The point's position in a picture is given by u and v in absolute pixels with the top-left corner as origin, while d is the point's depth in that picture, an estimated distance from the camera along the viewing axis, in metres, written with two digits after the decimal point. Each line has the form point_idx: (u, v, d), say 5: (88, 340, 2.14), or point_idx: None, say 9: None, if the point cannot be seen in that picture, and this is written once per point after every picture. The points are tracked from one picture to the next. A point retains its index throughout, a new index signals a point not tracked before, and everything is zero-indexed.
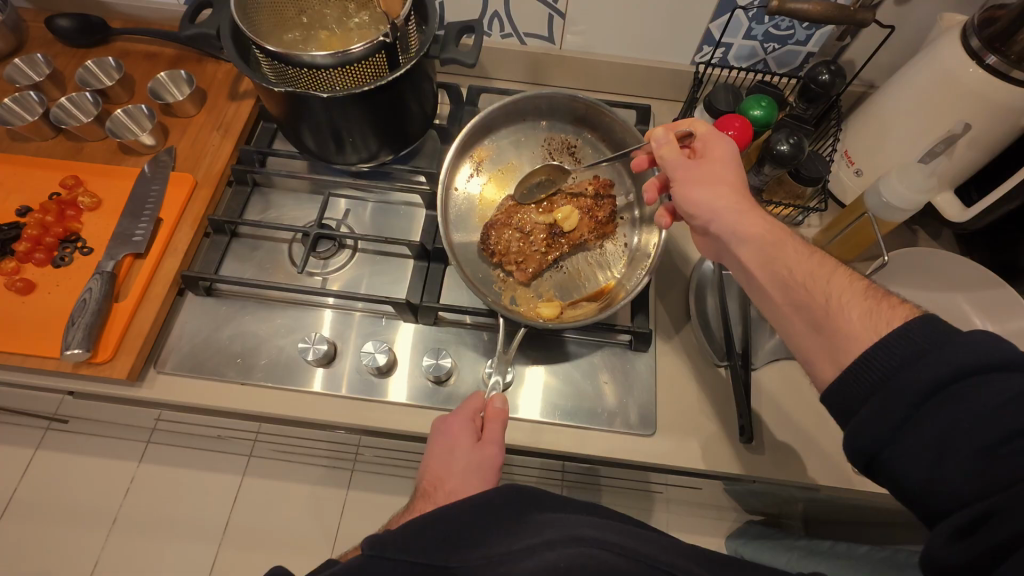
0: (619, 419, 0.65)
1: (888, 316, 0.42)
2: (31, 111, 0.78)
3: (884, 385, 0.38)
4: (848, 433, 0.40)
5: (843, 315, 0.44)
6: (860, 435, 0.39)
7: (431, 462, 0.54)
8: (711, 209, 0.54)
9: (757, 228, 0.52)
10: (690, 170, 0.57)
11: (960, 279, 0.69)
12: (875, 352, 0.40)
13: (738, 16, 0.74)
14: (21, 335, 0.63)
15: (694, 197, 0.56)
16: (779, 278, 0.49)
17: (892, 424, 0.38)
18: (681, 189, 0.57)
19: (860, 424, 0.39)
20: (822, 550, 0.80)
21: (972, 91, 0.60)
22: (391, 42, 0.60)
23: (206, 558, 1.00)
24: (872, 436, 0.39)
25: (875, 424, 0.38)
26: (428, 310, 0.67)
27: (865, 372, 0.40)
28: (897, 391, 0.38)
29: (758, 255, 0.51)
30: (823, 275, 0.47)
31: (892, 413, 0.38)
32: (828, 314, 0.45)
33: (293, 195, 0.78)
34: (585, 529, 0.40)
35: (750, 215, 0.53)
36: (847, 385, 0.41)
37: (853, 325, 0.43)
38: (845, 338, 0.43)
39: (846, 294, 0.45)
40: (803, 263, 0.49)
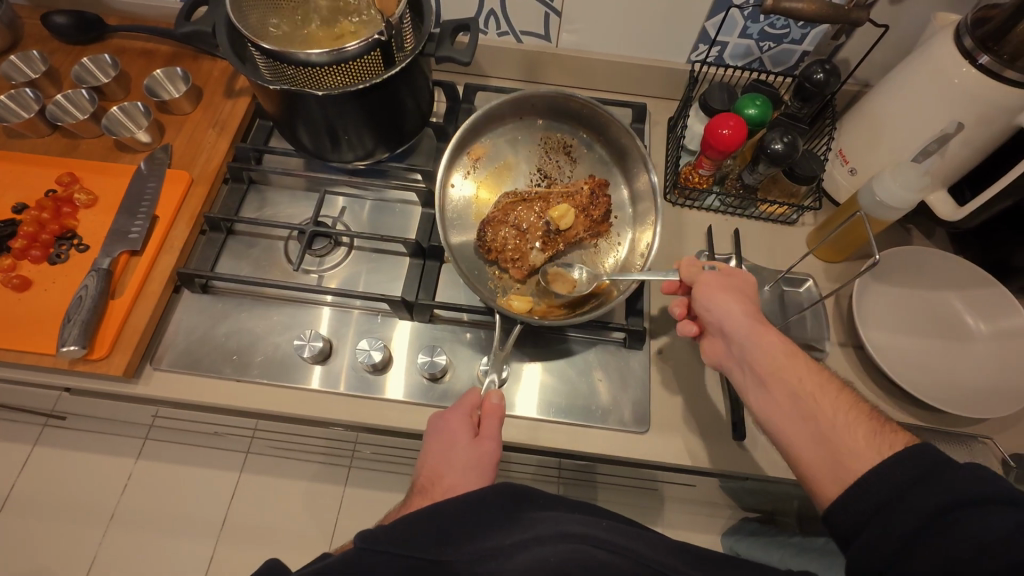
0: (613, 416, 0.66)
1: (889, 440, 0.45)
2: (27, 108, 0.78)
3: (880, 512, 0.40)
4: (852, 556, 0.41)
5: (849, 434, 0.46)
6: (859, 566, 0.41)
7: (430, 458, 0.54)
8: (733, 321, 0.55)
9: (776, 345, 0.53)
10: (716, 282, 0.57)
11: (953, 279, 0.70)
12: (873, 480, 0.42)
13: (733, 15, 0.74)
14: (17, 331, 0.64)
15: (716, 304, 0.56)
16: (789, 387, 0.50)
17: (888, 556, 0.39)
18: (703, 288, 0.57)
19: (859, 549, 0.41)
20: (815, 547, 0.80)
21: (965, 90, 0.61)
22: (385, 40, 0.60)
23: (204, 553, 1.01)
24: (873, 565, 0.40)
25: (876, 544, 0.40)
26: (423, 307, 0.68)
27: (864, 497, 0.42)
28: (896, 517, 0.39)
29: (769, 367, 0.52)
30: (829, 393, 0.49)
31: (888, 544, 0.39)
32: (834, 430, 0.47)
33: (289, 193, 0.78)
34: (574, 525, 0.41)
35: (768, 330, 0.54)
36: (844, 512, 0.42)
37: (857, 445, 0.45)
38: (851, 456, 0.45)
39: (849, 415, 0.47)
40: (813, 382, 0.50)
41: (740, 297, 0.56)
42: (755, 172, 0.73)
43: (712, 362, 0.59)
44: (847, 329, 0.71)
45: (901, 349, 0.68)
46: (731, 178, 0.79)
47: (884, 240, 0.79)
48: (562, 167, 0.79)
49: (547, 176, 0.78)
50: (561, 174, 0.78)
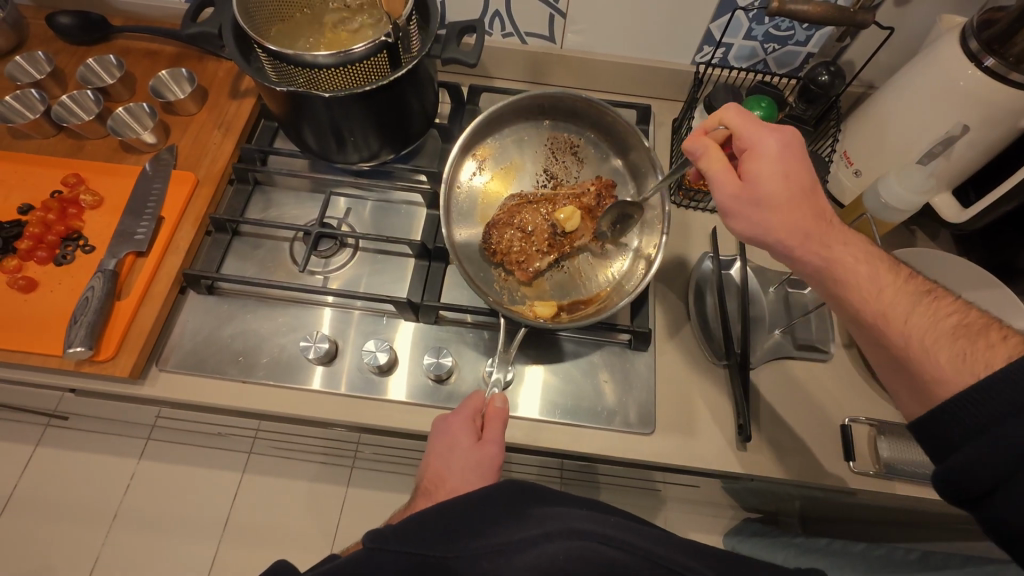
0: (618, 417, 0.66)
1: (984, 358, 0.43)
2: (32, 109, 0.78)
3: (988, 432, 0.39)
4: (947, 470, 0.42)
5: (931, 361, 0.45)
6: (961, 480, 0.41)
7: (432, 460, 0.54)
8: (774, 244, 0.54)
9: (826, 264, 0.52)
10: (735, 200, 0.55)
11: (956, 279, 0.70)
12: (977, 402, 0.40)
13: (738, 16, 0.74)
14: (23, 333, 0.64)
15: (746, 226, 0.55)
16: (857, 308, 0.51)
17: (993, 475, 0.39)
18: (735, 219, 0.56)
19: (959, 465, 0.41)
20: (818, 548, 0.80)
21: (972, 92, 0.61)
22: (392, 42, 0.60)
23: (207, 553, 1.01)
24: (973, 481, 0.40)
25: (977, 463, 0.40)
26: (429, 309, 0.68)
27: (960, 416, 0.41)
28: (1005, 439, 0.39)
29: (826, 285, 0.53)
30: (903, 310, 0.48)
31: (993, 461, 0.39)
32: (918, 357, 0.46)
33: (294, 194, 0.78)
34: (582, 521, 0.41)
35: (816, 246, 0.52)
36: (943, 425, 0.42)
37: (943, 369, 0.45)
38: (934, 381, 0.45)
39: (932, 334, 0.46)
40: (878, 295, 0.50)
41: (768, 208, 0.53)
42: None
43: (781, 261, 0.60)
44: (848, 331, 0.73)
45: None
46: None
47: (888, 242, 0.79)
48: (568, 168, 0.79)
49: (554, 177, 0.78)
50: (568, 175, 0.79)
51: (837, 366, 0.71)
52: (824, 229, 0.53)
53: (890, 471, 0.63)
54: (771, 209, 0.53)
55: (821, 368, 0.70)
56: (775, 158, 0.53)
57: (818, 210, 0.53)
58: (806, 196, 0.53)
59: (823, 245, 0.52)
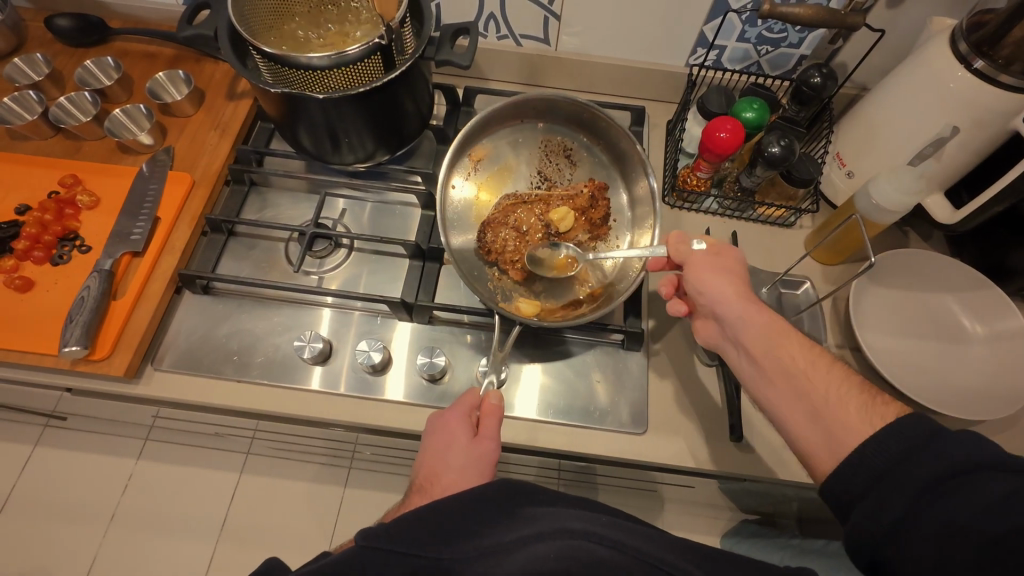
0: (611, 417, 0.66)
1: (881, 412, 0.46)
2: (30, 111, 0.79)
3: (883, 480, 0.41)
4: (851, 528, 0.42)
5: (841, 411, 0.47)
6: (863, 532, 0.41)
7: (428, 457, 0.54)
8: (725, 300, 0.57)
9: (762, 322, 0.55)
10: (704, 261, 0.59)
11: (948, 281, 0.71)
12: (869, 450, 0.43)
13: (730, 19, 0.75)
14: (19, 332, 0.64)
15: (709, 287, 0.58)
16: (782, 366, 0.52)
17: (889, 523, 0.40)
18: (699, 277, 0.58)
19: (860, 520, 0.42)
20: (814, 549, 0.80)
21: (961, 94, 0.61)
22: (386, 44, 0.60)
23: (205, 553, 1.01)
24: (874, 533, 0.41)
25: (874, 518, 0.41)
26: (422, 309, 0.68)
27: (863, 465, 0.43)
28: (894, 486, 0.40)
29: (755, 342, 0.55)
30: (819, 368, 0.51)
31: (888, 510, 0.40)
32: (831, 410, 0.48)
33: (290, 194, 0.79)
34: (574, 521, 0.41)
35: (758, 309, 0.56)
36: (848, 477, 0.43)
37: (852, 421, 0.46)
38: (844, 430, 0.46)
39: (842, 392, 0.49)
40: (802, 356, 0.52)
41: (730, 276, 0.58)
42: (753, 176, 0.73)
43: (705, 343, 0.62)
44: (845, 331, 0.71)
45: (897, 350, 0.68)
46: (729, 180, 0.79)
47: (881, 242, 0.80)
48: (562, 170, 0.79)
49: (547, 179, 0.79)
50: (561, 177, 0.79)
51: None
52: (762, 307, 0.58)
53: None
54: (730, 275, 0.58)
55: None
56: (740, 251, 0.61)
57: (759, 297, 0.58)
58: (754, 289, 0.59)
59: (762, 311, 0.56)
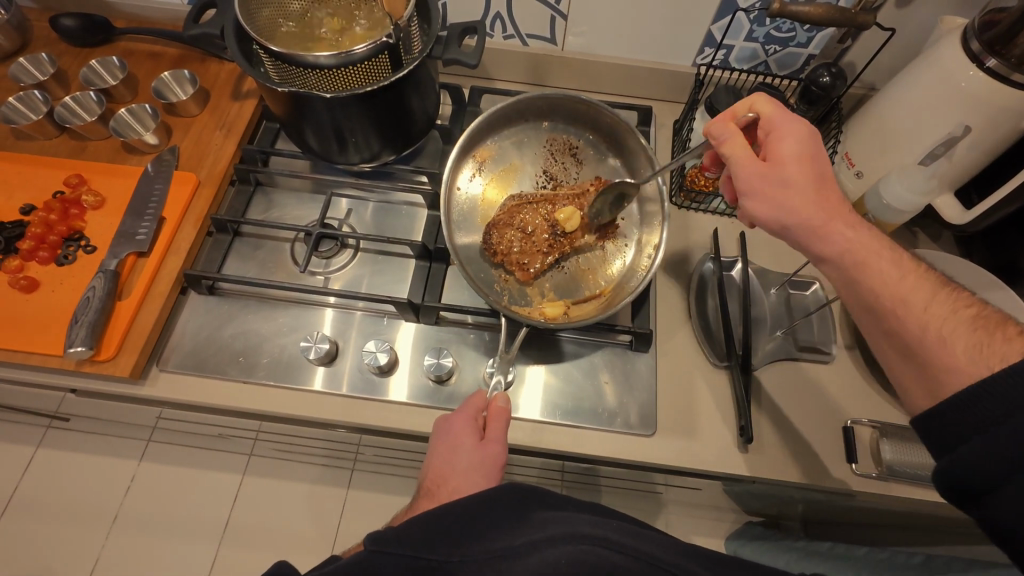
0: (619, 419, 0.66)
1: (998, 352, 0.43)
2: (35, 110, 0.78)
3: (987, 431, 0.40)
4: (948, 466, 0.42)
5: (947, 351, 0.45)
6: (959, 476, 0.41)
7: (435, 460, 0.54)
8: (790, 230, 0.53)
9: (845, 244, 0.51)
10: (756, 183, 0.54)
11: (961, 281, 0.69)
12: (979, 396, 0.41)
13: (739, 18, 0.74)
14: (25, 332, 0.64)
15: (770, 219, 0.54)
16: (870, 301, 0.50)
17: (1005, 466, 0.38)
18: (757, 207, 0.55)
19: (960, 461, 0.41)
20: (821, 552, 0.80)
21: (973, 93, 0.60)
22: (394, 43, 0.60)
23: (207, 556, 1.01)
24: (981, 471, 0.40)
25: (976, 463, 0.40)
26: (429, 309, 0.67)
27: (983, 402, 0.40)
28: (1004, 436, 0.39)
29: (846, 276, 0.52)
30: (917, 298, 0.48)
31: (993, 457, 0.39)
32: (931, 348, 0.46)
33: (295, 195, 0.78)
34: (585, 525, 0.41)
35: (832, 234, 0.52)
36: (946, 421, 0.42)
37: (958, 360, 0.44)
38: (943, 373, 0.45)
39: (948, 323, 0.46)
40: (899, 282, 0.49)
41: (793, 194, 0.53)
42: None
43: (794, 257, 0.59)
44: (853, 331, 0.72)
45: None
46: None
47: (890, 243, 0.79)
48: (567, 169, 0.79)
49: (553, 178, 0.78)
50: (567, 175, 0.78)
51: (839, 367, 0.70)
52: (842, 215, 0.52)
53: (893, 473, 0.62)
54: (793, 192, 0.53)
55: (823, 368, 0.70)
56: (802, 145, 0.54)
57: (837, 201, 0.53)
58: (828, 186, 0.53)
59: (835, 227, 0.52)
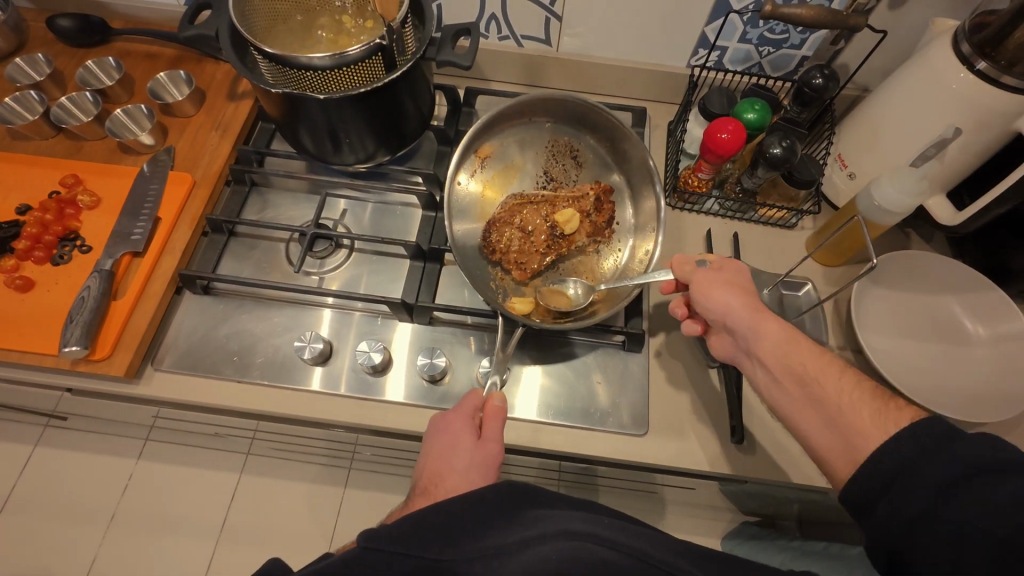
0: (612, 419, 0.66)
1: (896, 416, 0.44)
2: (31, 111, 0.79)
3: (893, 486, 0.40)
4: (868, 529, 0.41)
5: (857, 414, 0.45)
6: (879, 538, 0.40)
7: (431, 458, 0.54)
8: (730, 314, 0.55)
9: (771, 333, 0.53)
10: (705, 278, 0.58)
11: (950, 284, 0.71)
12: (887, 449, 0.41)
13: (732, 20, 0.75)
14: (19, 332, 0.64)
15: (714, 305, 0.56)
16: (796, 378, 0.50)
17: (904, 530, 0.39)
18: (702, 295, 0.57)
19: (877, 521, 0.40)
20: (815, 551, 0.80)
21: (964, 95, 0.61)
22: (387, 44, 0.60)
23: (204, 555, 1.01)
24: (891, 539, 0.40)
25: (892, 523, 0.39)
26: (423, 309, 0.68)
27: (878, 466, 0.41)
28: (911, 487, 0.39)
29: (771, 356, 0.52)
30: (834, 374, 0.49)
31: (902, 514, 0.39)
32: (842, 414, 0.46)
33: (290, 195, 0.79)
34: (576, 522, 0.41)
35: (766, 318, 0.54)
36: (860, 482, 0.42)
37: (865, 424, 0.44)
38: (859, 436, 0.44)
39: (856, 394, 0.46)
40: (818, 362, 0.50)
41: (737, 289, 0.56)
42: (755, 177, 0.73)
43: (725, 358, 0.59)
44: (846, 332, 0.71)
45: (901, 354, 0.68)
46: (731, 181, 0.79)
47: (883, 245, 0.79)
48: (567, 171, 0.79)
49: (552, 179, 0.79)
50: (567, 178, 0.79)
51: None
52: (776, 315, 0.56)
53: None
54: (734, 287, 0.56)
55: None
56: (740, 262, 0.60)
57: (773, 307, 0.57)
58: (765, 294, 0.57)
59: (768, 316, 0.54)
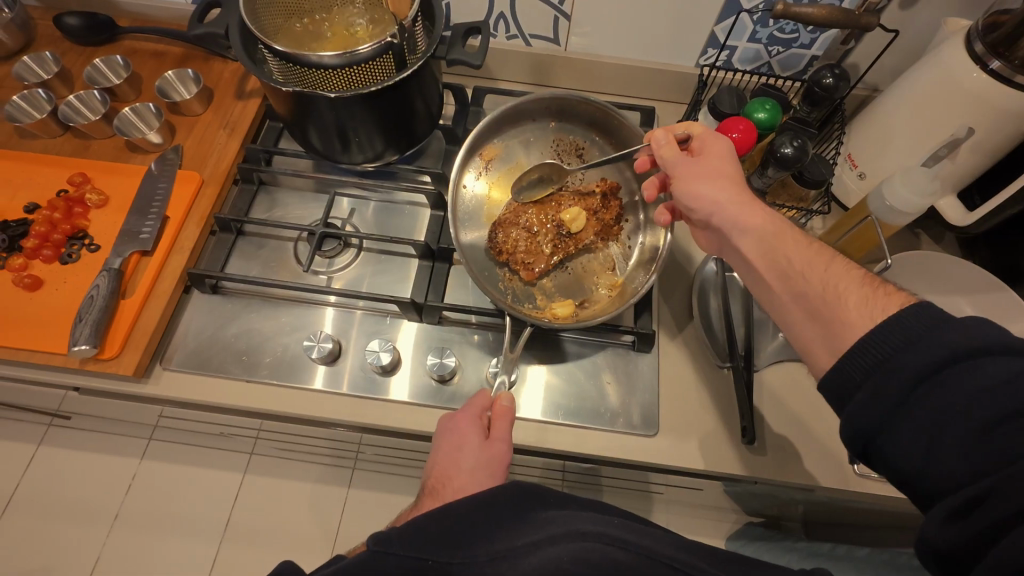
0: (622, 419, 0.66)
1: (884, 303, 0.43)
2: (38, 109, 0.78)
3: (875, 374, 0.39)
4: (845, 417, 0.40)
5: (841, 304, 0.44)
6: (856, 427, 0.39)
7: (439, 458, 0.54)
8: (712, 202, 0.55)
9: (758, 222, 0.52)
10: (688, 166, 0.58)
11: (962, 282, 0.69)
12: (872, 340, 0.40)
13: (742, 19, 0.74)
14: (28, 330, 0.64)
15: (697, 193, 0.56)
16: (780, 268, 0.50)
17: (882, 413, 0.38)
18: (684, 184, 0.58)
19: (857, 408, 0.39)
20: (822, 552, 0.80)
21: (977, 95, 0.60)
22: (399, 42, 0.60)
23: (208, 554, 1.01)
24: (868, 421, 0.39)
25: (870, 406, 0.39)
26: (432, 309, 0.67)
27: (863, 356, 0.40)
28: (895, 373, 0.38)
29: (757, 243, 0.52)
30: (821, 262, 0.48)
31: (883, 398, 0.38)
32: (827, 302, 0.45)
33: (298, 194, 0.78)
34: (588, 523, 0.41)
35: (751, 207, 0.53)
36: (844, 370, 0.41)
37: (849, 315, 0.43)
38: (842, 325, 0.43)
39: (843, 282, 0.46)
40: (807, 251, 0.49)
41: (721, 178, 0.56)
42: (765, 177, 0.73)
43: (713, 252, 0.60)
44: None
45: None
46: None
47: (892, 245, 0.79)
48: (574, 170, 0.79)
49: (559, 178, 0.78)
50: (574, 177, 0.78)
51: None
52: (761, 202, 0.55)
53: None
54: (715, 175, 0.56)
55: None
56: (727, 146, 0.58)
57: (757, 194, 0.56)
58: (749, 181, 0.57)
59: (751, 204, 0.53)
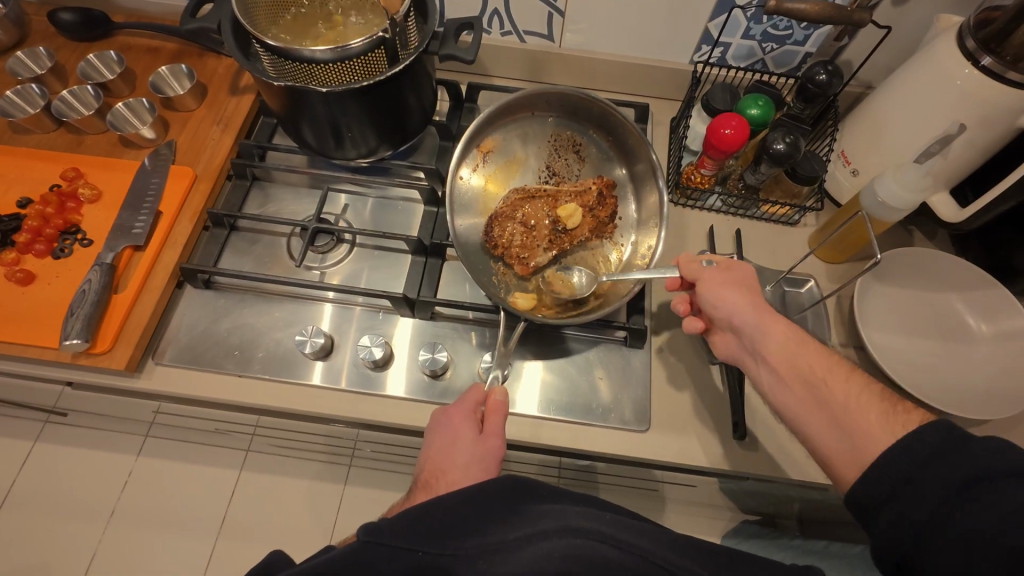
0: (614, 415, 0.66)
1: (902, 420, 0.45)
2: (31, 103, 0.78)
3: (901, 491, 0.41)
4: (875, 535, 0.42)
5: (864, 418, 0.46)
6: (888, 545, 0.41)
7: (431, 453, 0.54)
8: (738, 312, 0.56)
9: (780, 332, 0.54)
10: (713, 274, 0.59)
11: (953, 279, 0.70)
12: (894, 455, 0.42)
13: (736, 16, 0.74)
14: (21, 325, 0.64)
15: (722, 302, 0.57)
16: (802, 377, 0.51)
17: (910, 530, 0.40)
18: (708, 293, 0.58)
19: (886, 525, 0.41)
20: (816, 550, 0.80)
21: (968, 91, 0.60)
22: (390, 37, 0.60)
23: (204, 551, 1.01)
24: (898, 538, 0.40)
25: (898, 526, 0.40)
26: (425, 304, 0.68)
27: (891, 467, 0.42)
28: (920, 492, 0.40)
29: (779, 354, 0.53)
30: (841, 378, 0.50)
31: (911, 516, 0.40)
32: (850, 415, 0.47)
33: (291, 190, 0.78)
34: (578, 518, 0.40)
35: (774, 321, 0.55)
36: (866, 488, 0.43)
37: (872, 428, 0.45)
38: (866, 439, 0.45)
39: (864, 399, 0.48)
40: (823, 366, 0.51)
41: (745, 291, 0.57)
42: (758, 173, 0.73)
43: (725, 357, 0.60)
44: (847, 329, 0.71)
45: (901, 351, 0.68)
46: (734, 177, 0.79)
47: (886, 241, 0.80)
48: (570, 166, 0.79)
49: (555, 173, 0.79)
50: (570, 172, 0.79)
51: None
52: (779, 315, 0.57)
53: None
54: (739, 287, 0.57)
55: None
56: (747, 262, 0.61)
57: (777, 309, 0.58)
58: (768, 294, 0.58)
59: (774, 318, 0.55)
